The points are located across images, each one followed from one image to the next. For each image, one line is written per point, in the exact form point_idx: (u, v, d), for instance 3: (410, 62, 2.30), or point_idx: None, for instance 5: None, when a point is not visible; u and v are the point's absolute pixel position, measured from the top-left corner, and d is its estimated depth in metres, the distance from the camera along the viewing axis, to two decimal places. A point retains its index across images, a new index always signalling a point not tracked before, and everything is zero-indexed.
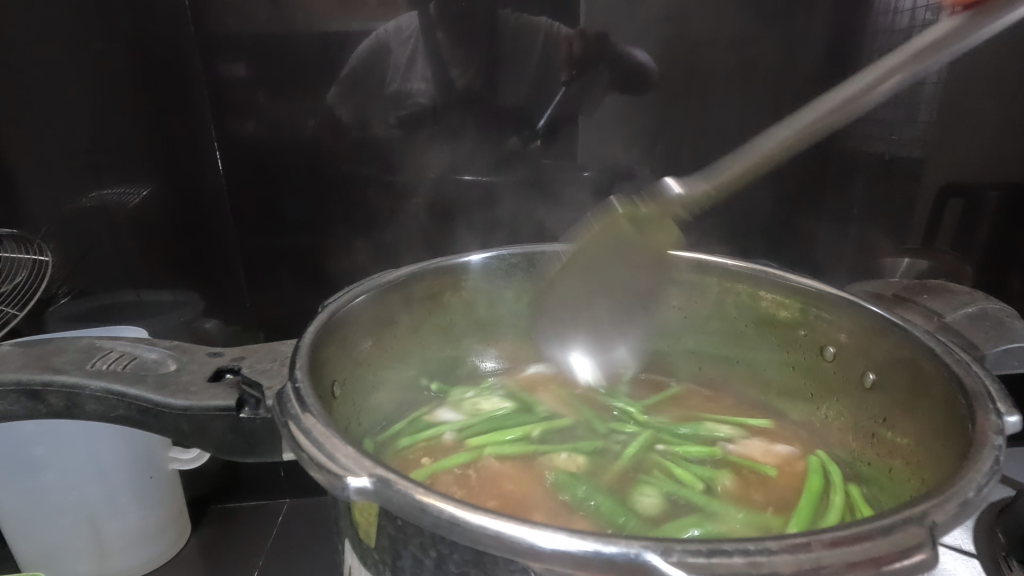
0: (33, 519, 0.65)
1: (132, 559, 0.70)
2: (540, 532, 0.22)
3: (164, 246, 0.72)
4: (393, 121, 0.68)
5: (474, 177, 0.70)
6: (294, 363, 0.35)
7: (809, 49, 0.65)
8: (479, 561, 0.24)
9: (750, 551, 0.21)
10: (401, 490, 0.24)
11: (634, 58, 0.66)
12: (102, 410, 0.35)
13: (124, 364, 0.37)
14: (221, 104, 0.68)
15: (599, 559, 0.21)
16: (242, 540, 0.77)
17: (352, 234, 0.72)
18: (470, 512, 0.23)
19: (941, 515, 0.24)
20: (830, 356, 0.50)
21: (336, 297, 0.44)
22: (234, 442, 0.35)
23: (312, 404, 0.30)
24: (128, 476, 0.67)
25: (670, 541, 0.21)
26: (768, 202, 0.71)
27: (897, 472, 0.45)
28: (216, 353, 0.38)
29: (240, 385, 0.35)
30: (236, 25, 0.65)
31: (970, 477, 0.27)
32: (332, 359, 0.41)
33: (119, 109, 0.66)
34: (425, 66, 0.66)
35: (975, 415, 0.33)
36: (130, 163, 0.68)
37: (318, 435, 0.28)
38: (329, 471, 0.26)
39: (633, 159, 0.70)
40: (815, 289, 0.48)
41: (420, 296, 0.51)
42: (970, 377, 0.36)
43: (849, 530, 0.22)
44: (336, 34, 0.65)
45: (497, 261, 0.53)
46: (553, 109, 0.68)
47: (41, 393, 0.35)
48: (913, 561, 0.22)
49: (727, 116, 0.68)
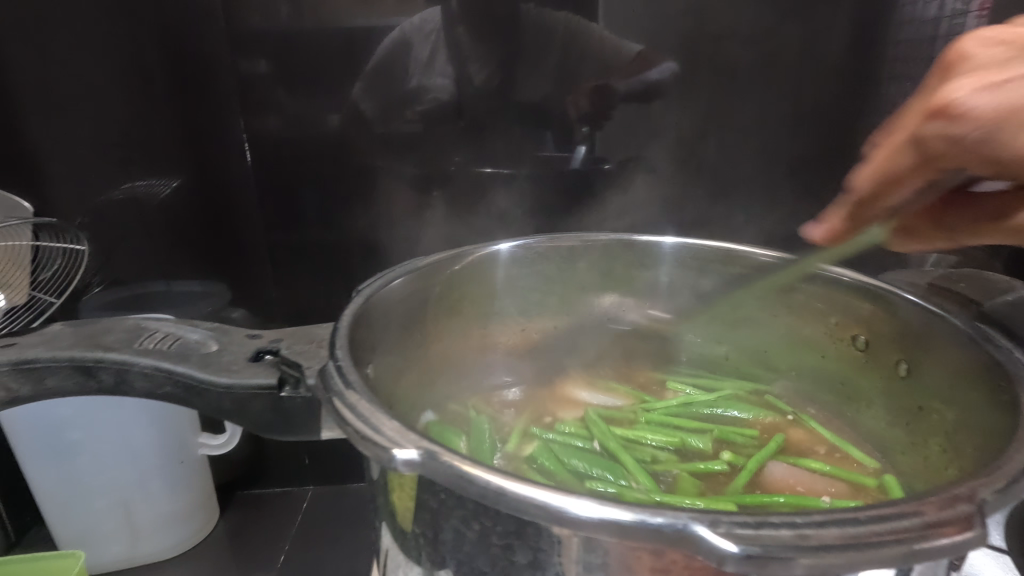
0: (70, 501, 0.67)
1: (164, 542, 0.72)
2: (588, 503, 0.22)
3: (193, 236, 0.74)
4: (420, 114, 0.69)
5: (498, 169, 0.71)
6: (334, 343, 0.35)
7: (841, 38, 0.64)
8: (522, 533, 0.24)
9: (796, 524, 0.21)
10: (448, 462, 0.24)
11: (660, 50, 0.66)
12: (149, 387, 0.36)
13: (169, 344, 0.38)
14: (249, 96, 0.68)
15: (646, 530, 0.21)
16: (268, 526, 0.79)
17: (378, 225, 0.73)
18: (517, 483, 0.23)
19: (987, 495, 0.23)
20: (862, 346, 0.49)
21: (371, 282, 0.45)
22: (274, 420, 0.36)
23: (354, 380, 0.31)
24: (161, 461, 0.69)
25: (716, 514, 0.21)
26: (796, 195, 0.70)
27: (933, 459, 0.44)
28: (255, 335, 0.39)
29: (279, 365, 0.36)
30: (266, 19, 0.66)
31: (1015, 459, 0.26)
32: (368, 344, 0.42)
33: (149, 100, 0.68)
34: (452, 58, 0.67)
35: (1017, 399, 0.33)
36: (160, 153, 0.70)
37: (362, 410, 0.28)
38: (377, 444, 0.26)
39: (658, 151, 0.70)
40: (847, 279, 0.48)
41: (450, 284, 0.51)
42: (1010, 362, 0.35)
43: (894, 504, 0.22)
44: (363, 28, 0.66)
45: (524, 250, 0.54)
46: (578, 100, 0.68)
47: (92, 370, 0.36)
48: (962, 537, 0.21)
49: (754, 106, 0.68)
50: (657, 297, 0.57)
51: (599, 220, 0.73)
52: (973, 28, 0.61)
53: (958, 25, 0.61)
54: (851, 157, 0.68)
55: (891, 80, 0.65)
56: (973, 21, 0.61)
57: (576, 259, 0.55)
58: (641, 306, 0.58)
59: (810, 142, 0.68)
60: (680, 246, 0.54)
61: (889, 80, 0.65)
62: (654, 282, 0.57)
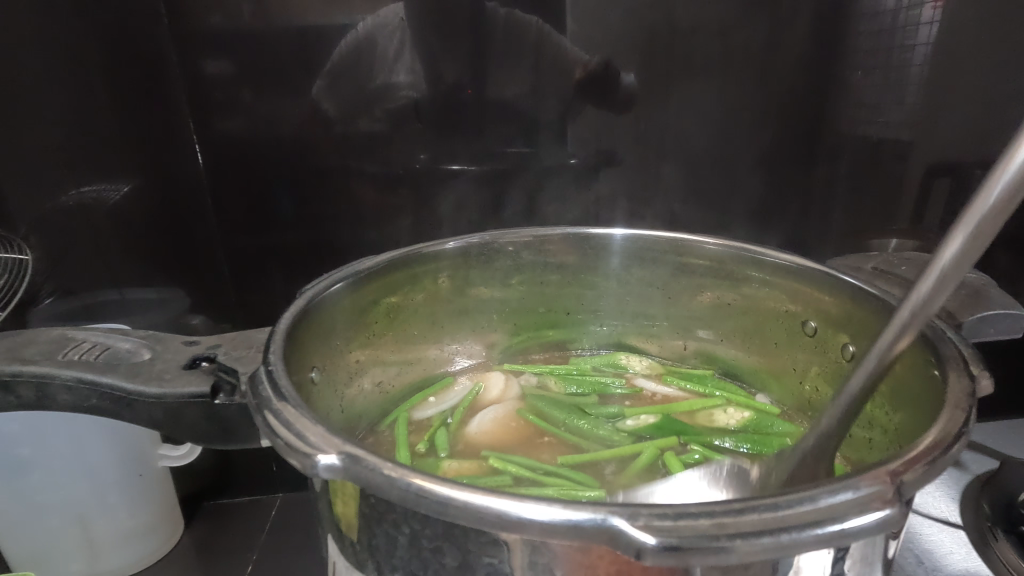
0: (19, 521, 0.64)
1: (122, 559, 0.69)
2: (508, 501, 0.22)
3: (144, 240, 0.70)
4: (378, 114, 0.68)
5: (460, 167, 0.70)
6: (269, 348, 0.34)
7: (796, 33, 0.65)
8: (451, 535, 0.24)
9: (716, 513, 0.21)
10: (369, 466, 0.24)
11: (619, 45, 0.66)
12: (74, 400, 0.35)
13: (96, 354, 0.36)
14: (198, 97, 0.66)
15: (565, 526, 0.21)
16: (234, 537, 0.76)
17: (339, 226, 0.72)
18: (437, 484, 0.23)
19: (910, 475, 0.24)
20: (811, 332, 0.50)
21: (315, 284, 0.43)
22: (211, 428, 0.35)
23: (285, 388, 0.30)
24: (117, 473, 0.67)
25: (636, 506, 0.21)
26: (756, 184, 0.71)
27: (877, 441, 0.46)
28: (191, 342, 0.38)
29: (215, 372, 0.35)
30: (213, 18, 0.64)
31: (936, 436, 0.27)
32: (310, 346, 0.41)
33: (89, 98, 0.65)
34: (410, 56, 0.65)
35: (947, 378, 0.34)
36: (102, 157, 0.67)
37: (288, 416, 0.28)
38: (299, 451, 0.25)
39: (619, 145, 0.69)
40: (790, 265, 0.48)
41: (398, 283, 0.50)
42: (941, 341, 0.36)
43: (818, 490, 0.22)
44: (318, 26, 0.64)
45: (478, 246, 0.53)
46: (538, 97, 0.68)
47: (11, 385, 0.35)
48: (882, 519, 0.22)
49: (712, 99, 0.68)
50: (613, 290, 0.58)
51: (565, 214, 0.72)
52: (928, 18, 0.64)
53: (916, 15, 0.64)
54: (809, 145, 0.69)
55: (847, 70, 0.66)
56: (929, 12, 0.64)
57: (531, 253, 0.55)
58: (599, 299, 0.59)
59: (768, 132, 0.69)
60: (632, 237, 0.53)
61: (847, 69, 0.66)
62: (606, 275, 0.56)
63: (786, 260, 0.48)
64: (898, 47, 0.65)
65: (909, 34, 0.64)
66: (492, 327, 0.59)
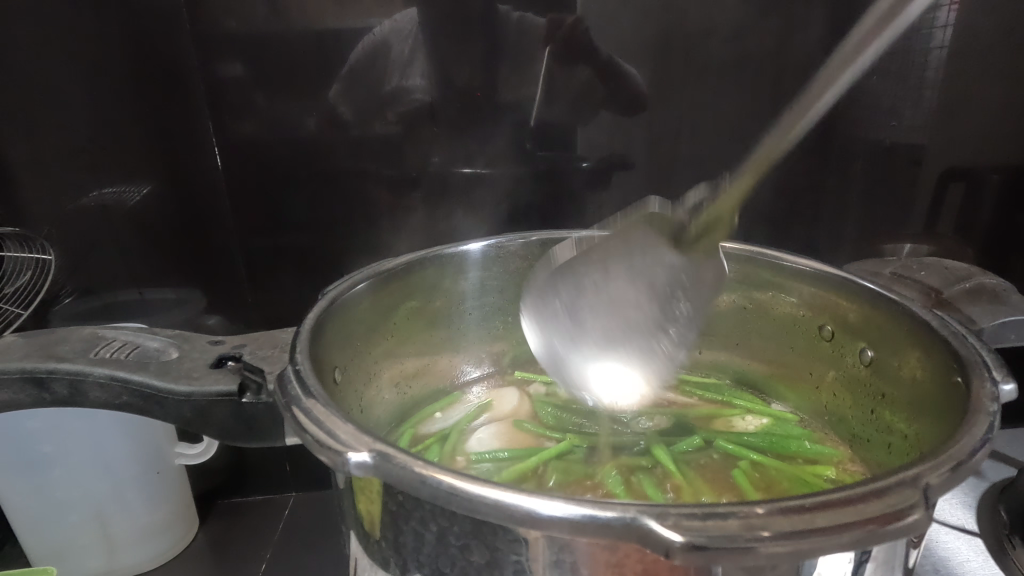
0: (40, 516, 0.65)
1: (139, 557, 0.70)
2: (539, 500, 0.22)
3: (164, 241, 0.71)
4: (394, 117, 0.68)
5: (475, 170, 0.70)
6: (295, 348, 0.35)
7: (810, 38, 0.65)
8: (479, 532, 0.24)
9: (744, 513, 0.21)
10: (400, 464, 0.24)
11: (632, 50, 0.66)
12: (106, 398, 0.35)
13: (127, 353, 0.37)
14: (217, 101, 0.67)
15: (595, 524, 0.21)
16: (249, 536, 0.77)
17: (355, 228, 0.72)
18: (467, 482, 0.23)
19: (934, 478, 0.24)
20: (828, 336, 0.50)
21: (337, 285, 0.44)
22: (238, 427, 0.35)
23: (313, 387, 0.31)
24: (135, 471, 0.68)
25: (665, 506, 0.22)
26: (770, 188, 0.71)
27: (896, 446, 0.46)
28: (217, 342, 0.39)
29: (242, 371, 0.35)
30: (232, 23, 0.65)
31: (961, 443, 0.27)
32: (333, 346, 0.42)
33: (111, 101, 0.66)
34: (424, 60, 0.66)
35: (970, 384, 0.34)
36: (122, 159, 0.68)
37: (318, 414, 0.28)
38: (330, 448, 0.26)
39: (633, 149, 0.70)
40: (808, 270, 0.48)
41: (416, 285, 0.51)
42: (963, 347, 0.36)
43: (844, 493, 0.22)
44: (335, 30, 0.65)
45: (495, 249, 0.54)
46: (552, 100, 0.68)
47: (46, 381, 0.36)
48: (908, 522, 0.22)
49: (725, 103, 0.68)
50: None
51: (578, 217, 0.72)
52: (943, 22, 0.63)
53: (928, 19, 0.64)
54: (824, 149, 0.69)
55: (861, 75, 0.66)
56: (944, 15, 0.63)
57: (547, 257, 0.55)
58: None
59: None
60: None
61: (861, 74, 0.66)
62: None
63: (804, 264, 0.49)
64: (911, 50, 0.65)
65: (922, 38, 0.64)
66: (508, 329, 0.60)
